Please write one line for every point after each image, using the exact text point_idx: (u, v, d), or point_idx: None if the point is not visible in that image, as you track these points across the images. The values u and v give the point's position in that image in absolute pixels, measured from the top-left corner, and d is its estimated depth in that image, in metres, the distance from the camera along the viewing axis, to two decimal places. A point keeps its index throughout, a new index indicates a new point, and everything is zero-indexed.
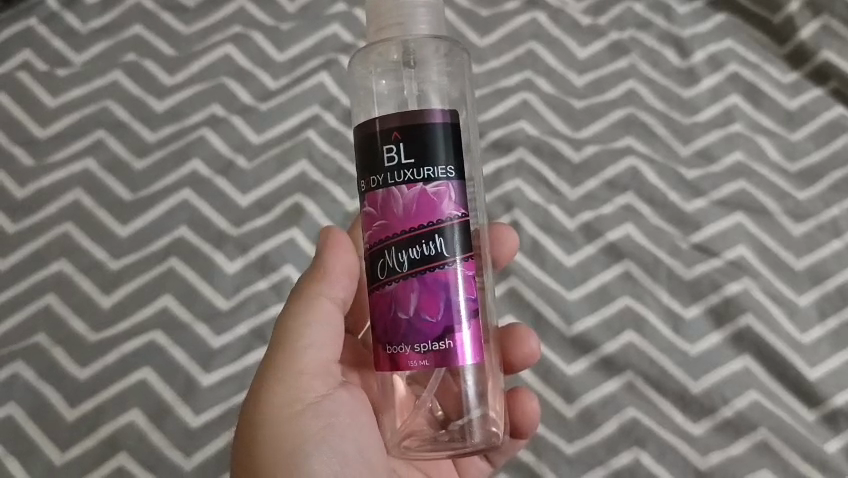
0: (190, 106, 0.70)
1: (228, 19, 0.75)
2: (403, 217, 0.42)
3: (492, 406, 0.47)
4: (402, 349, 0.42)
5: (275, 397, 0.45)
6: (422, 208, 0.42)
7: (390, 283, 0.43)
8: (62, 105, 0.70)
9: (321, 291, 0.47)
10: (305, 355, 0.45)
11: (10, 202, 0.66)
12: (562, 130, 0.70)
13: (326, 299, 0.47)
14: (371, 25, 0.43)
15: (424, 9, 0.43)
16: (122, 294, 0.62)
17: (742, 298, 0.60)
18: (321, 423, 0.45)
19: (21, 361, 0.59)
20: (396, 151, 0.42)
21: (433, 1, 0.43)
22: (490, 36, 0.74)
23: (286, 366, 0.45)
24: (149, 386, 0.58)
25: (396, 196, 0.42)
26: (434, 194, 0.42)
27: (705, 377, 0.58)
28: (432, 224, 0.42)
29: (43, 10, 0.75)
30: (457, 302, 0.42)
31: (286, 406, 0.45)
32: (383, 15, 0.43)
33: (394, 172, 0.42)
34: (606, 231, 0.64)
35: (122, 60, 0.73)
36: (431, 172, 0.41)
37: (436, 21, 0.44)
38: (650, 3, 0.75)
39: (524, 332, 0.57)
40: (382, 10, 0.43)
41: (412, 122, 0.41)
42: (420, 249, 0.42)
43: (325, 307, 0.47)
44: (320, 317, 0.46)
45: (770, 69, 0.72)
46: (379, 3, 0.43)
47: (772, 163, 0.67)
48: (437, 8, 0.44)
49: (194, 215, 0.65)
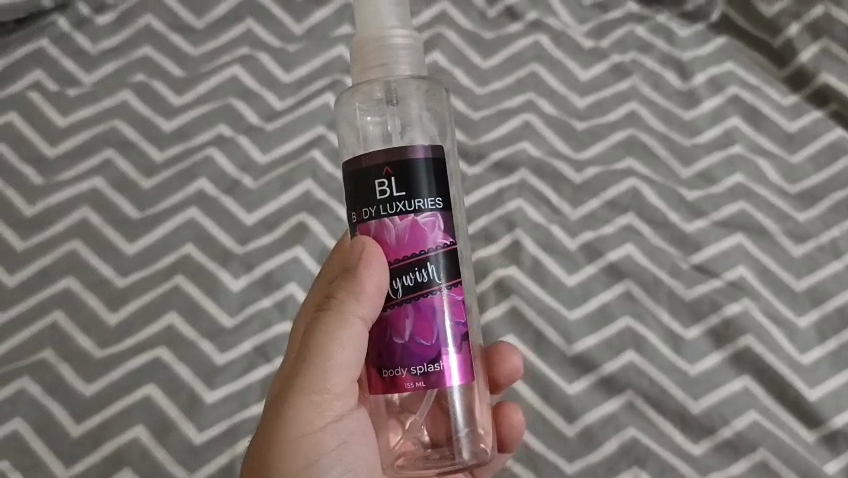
0: (197, 126, 0.71)
1: (236, 41, 0.76)
2: (396, 246, 0.42)
3: (479, 421, 0.46)
4: (398, 372, 0.43)
5: (295, 418, 0.44)
6: (414, 238, 0.42)
7: (385, 309, 0.43)
8: (71, 124, 0.72)
9: (352, 316, 0.43)
10: (329, 379, 0.45)
11: (19, 219, 0.67)
12: (564, 151, 0.71)
13: (359, 324, 0.44)
14: (355, 66, 0.44)
15: (406, 50, 0.43)
16: (128, 311, 0.63)
17: (742, 318, 0.61)
18: (337, 439, 0.46)
19: (26, 377, 0.59)
20: (387, 183, 0.42)
21: (414, 42, 0.44)
22: (493, 59, 0.75)
23: (308, 389, 0.45)
24: (154, 402, 0.59)
25: (390, 226, 0.42)
26: (424, 224, 0.42)
27: (704, 397, 0.58)
28: (423, 253, 0.43)
29: (54, 30, 0.77)
30: (449, 326, 0.43)
31: (305, 427, 0.45)
32: (366, 55, 0.43)
33: (386, 204, 0.42)
34: (607, 251, 0.64)
35: (131, 80, 0.74)
36: (422, 203, 0.42)
37: (418, 61, 0.44)
38: (651, 27, 0.77)
39: (507, 352, 0.57)
40: (364, 52, 0.43)
41: (402, 156, 0.42)
42: (414, 276, 0.43)
43: (357, 331, 0.44)
44: (352, 341, 0.44)
45: (770, 92, 0.73)
46: (361, 44, 0.43)
47: (772, 185, 0.68)
48: (418, 48, 0.44)
49: (200, 233, 0.66)
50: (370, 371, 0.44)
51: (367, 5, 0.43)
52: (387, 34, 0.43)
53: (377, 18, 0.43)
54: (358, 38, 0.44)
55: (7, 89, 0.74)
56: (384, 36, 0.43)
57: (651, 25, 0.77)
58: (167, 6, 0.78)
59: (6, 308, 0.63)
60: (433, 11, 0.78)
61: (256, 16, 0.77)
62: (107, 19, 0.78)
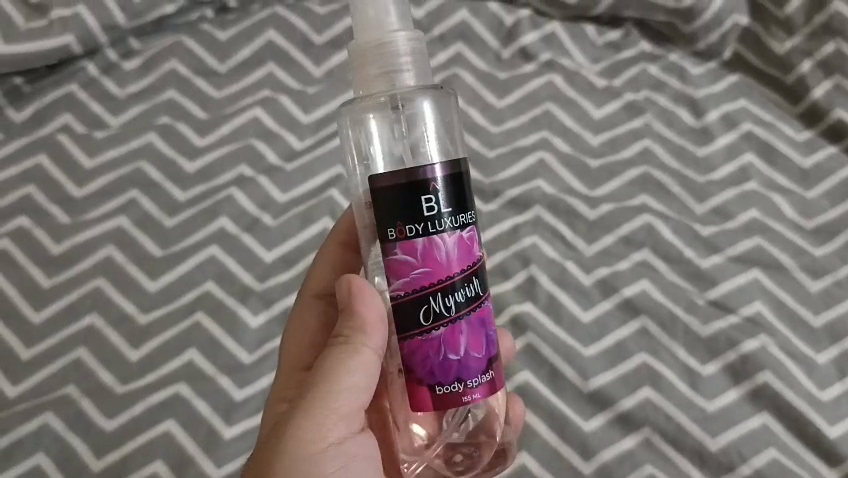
0: (220, 166, 0.73)
1: (257, 84, 0.79)
2: (446, 264, 0.43)
3: (493, 405, 0.49)
4: (455, 388, 0.44)
5: (300, 439, 0.44)
6: (461, 254, 0.44)
7: (439, 327, 0.44)
8: (98, 165, 0.74)
9: (359, 341, 0.46)
10: (338, 401, 0.45)
11: (46, 257, 0.68)
12: (579, 188, 0.71)
13: (367, 349, 0.46)
14: (358, 77, 0.44)
15: (410, 58, 0.43)
16: (150, 347, 0.64)
17: (760, 354, 0.60)
18: (338, 465, 0.46)
19: (50, 411, 0.60)
20: (434, 200, 0.42)
21: (417, 47, 0.44)
22: (508, 98, 0.77)
23: (315, 408, 0.45)
24: (173, 438, 0.60)
25: (439, 243, 0.43)
26: (468, 241, 0.44)
27: (723, 434, 0.58)
28: (469, 268, 0.44)
29: (84, 76, 0.80)
30: (492, 336, 0.46)
31: (310, 446, 0.45)
32: (370, 67, 0.43)
33: (434, 221, 0.42)
34: (623, 287, 0.65)
35: (156, 122, 0.76)
36: (464, 220, 0.44)
37: (422, 68, 0.44)
38: (663, 66, 0.78)
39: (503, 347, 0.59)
40: (366, 60, 0.43)
41: (447, 171, 0.43)
42: (464, 291, 0.44)
43: (365, 357, 0.46)
44: (361, 365, 0.46)
45: (784, 128, 0.73)
46: (362, 51, 0.43)
47: (788, 220, 0.68)
48: (421, 53, 0.44)
49: (221, 271, 0.67)
50: (418, 390, 0.44)
51: (365, 10, 0.44)
52: (390, 42, 0.43)
53: (377, 23, 0.44)
54: (358, 45, 0.44)
55: (36, 132, 0.76)
56: (386, 44, 0.43)
57: (663, 65, 0.78)
58: (191, 51, 0.80)
59: (32, 345, 0.64)
60: (449, 52, 0.80)
61: (277, 60, 0.80)
62: (134, 64, 0.80)
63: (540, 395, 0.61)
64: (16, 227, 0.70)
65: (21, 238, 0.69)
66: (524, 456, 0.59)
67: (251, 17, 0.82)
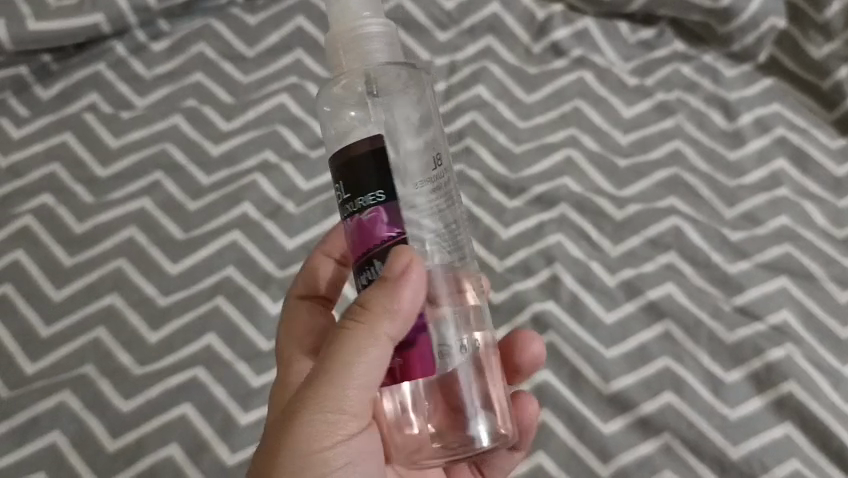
0: (245, 151, 0.73)
1: (285, 70, 0.78)
2: (353, 246, 0.42)
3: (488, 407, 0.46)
4: None
5: (311, 429, 0.41)
6: (363, 236, 0.41)
7: None
8: (123, 146, 0.74)
9: (376, 330, 0.40)
10: (346, 394, 0.41)
11: (68, 236, 0.68)
12: (606, 187, 0.70)
13: (383, 340, 0.40)
14: (330, 59, 0.43)
15: (377, 37, 0.42)
16: (169, 330, 0.64)
17: (785, 363, 0.59)
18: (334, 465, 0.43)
19: (68, 391, 0.60)
20: (340, 185, 0.42)
21: (388, 34, 0.43)
22: (536, 94, 0.76)
23: (330, 399, 0.41)
24: (189, 421, 0.59)
25: (347, 226, 0.42)
26: (368, 221, 0.41)
27: (744, 443, 0.57)
28: (371, 251, 0.41)
29: (112, 56, 0.79)
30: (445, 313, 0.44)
31: (316, 442, 0.42)
32: (339, 47, 0.42)
33: (340, 206, 0.42)
34: (648, 289, 0.64)
35: (181, 105, 0.76)
36: (364, 201, 0.41)
37: (392, 48, 0.42)
38: (697, 67, 0.77)
39: (530, 336, 0.57)
40: (338, 50, 0.42)
41: (344, 155, 0.41)
42: (367, 274, 0.42)
43: (381, 348, 0.40)
44: (374, 357, 0.40)
45: (818, 135, 0.72)
46: (334, 34, 0.42)
47: (818, 228, 0.66)
48: (393, 38, 0.43)
49: (243, 257, 0.67)
50: None
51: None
52: (360, 31, 0.42)
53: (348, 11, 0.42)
54: (331, 33, 0.43)
55: (63, 111, 0.76)
56: (357, 33, 0.42)
57: (696, 65, 0.77)
58: (220, 36, 0.80)
59: (51, 323, 0.64)
60: (479, 45, 0.79)
61: (305, 46, 0.79)
62: (162, 46, 0.80)
63: (559, 394, 0.60)
64: (39, 205, 0.70)
65: (44, 216, 0.69)
66: (540, 456, 0.58)
67: (281, 3, 0.81)
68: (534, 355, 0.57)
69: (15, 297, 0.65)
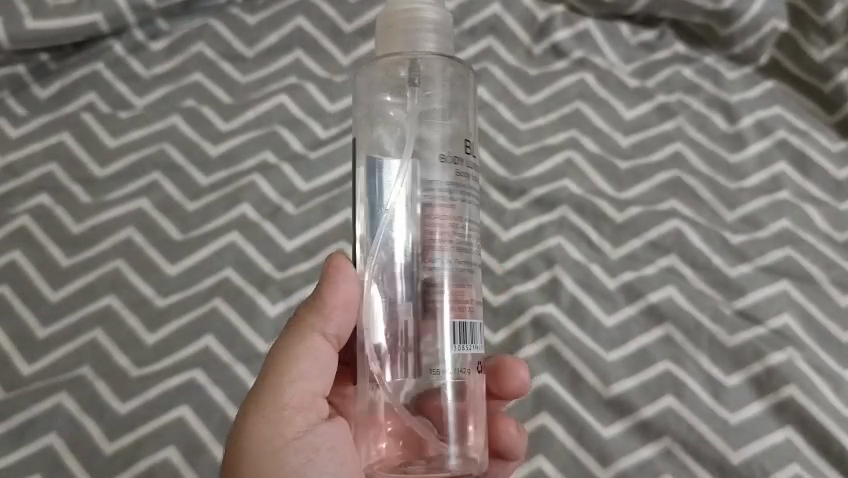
0: (244, 151, 0.73)
1: (284, 70, 0.78)
2: None
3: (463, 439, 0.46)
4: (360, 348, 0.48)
5: (261, 427, 0.45)
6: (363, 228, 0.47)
7: None
8: (121, 146, 0.73)
9: (310, 329, 0.47)
10: (289, 388, 0.46)
11: (66, 236, 0.68)
12: (607, 189, 0.70)
13: (316, 336, 0.47)
14: (382, 39, 0.46)
15: (433, 26, 0.45)
16: (167, 331, 0.63)
17: (786, 368, 0.59)
18: (296, 462, 0.45)
19: (65, 392, 0.60)
20: None
21: (443, 25, 0.45)
22: (537, 95, 0.76)
23: (274, 396, 0.45)
24: (187, 423, 0.59)
25: None
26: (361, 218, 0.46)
27: (745, 447, 0.57)
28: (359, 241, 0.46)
29: (110, 55, 0.79)
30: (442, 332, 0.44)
31: (264, 448, 0.45)
32: (393, 29, 0.45)
33: None
34: (648, 292, 0.63)
35: (180, 105, 0.76)
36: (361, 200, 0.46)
37: (445, 41, 0.45)
38: (698, 69, 0.77)
39: (516, 366, 0.57)
40: (393, 30, 0.45)
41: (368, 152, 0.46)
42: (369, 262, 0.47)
43: (315, 344, 0.47)
44: (309, 354, 0.46)
45: (819, 138, 0.72)
46: (391, 16, 0.45)
47: (819, 232, 0.66)
48: (446, 30, 0.46)
49: (242, 258, 0.67)
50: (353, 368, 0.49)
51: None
52: (418, 15, 0.45)
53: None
54: (387, 15, 0.45)
55: (61, 110, 0.76)
56: (414, 16, 0.45)
57: (698, 67, 0.77)
58: (219, 35, 0.80)
59: (48, 324, 0.64)
60: (479, 46, 0.79)
61: (305, 47, 0.79)
62: (161, 45, 0.80)
63: (559, 398, 0.60)
64: (36, 205, 0.69)
65: (41, 216, 0.69)
66: (540, 459, 0.58)
67: (281, 2, 0.81)
68: (517, 385, 0.57)
69: (12, 297, 0.65)
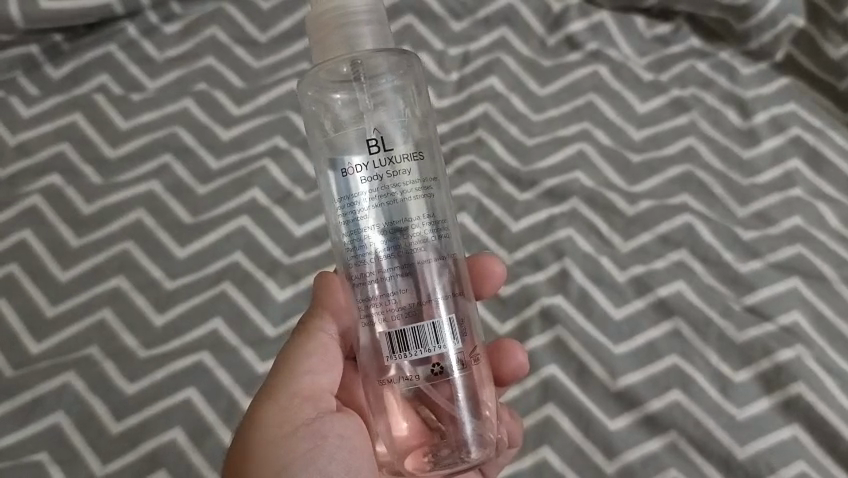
0: (255, 136, 0.73)
1: (296, 56, 0.78)
2: None
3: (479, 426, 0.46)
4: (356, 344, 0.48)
5: (273, 416, 0.47)
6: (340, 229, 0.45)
7: None
8: (132, 128, 0.73)
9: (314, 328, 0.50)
10: (299, 380, 0.48)
11: (76, 217, 0.68)
12: (618, 183, 0.70)
13: (323, 335, 0.50)
14: (317, 44, 0.44)
15: (368, 19, 0.43)
16: (175, 313, 0.63)
17: (795, 365, 0.59)
18: (307, 450, 0.46)
19: (72, 372, 0.60)
20: None
21: (375, 16, 0.44)
22: (550, 86, 0.75)
23: (285, 388, 0.47)
24: (193, 406, 0.59)
25: None
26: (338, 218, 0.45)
27: (752, 443, 0.56)
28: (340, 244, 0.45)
29: (123, 36, 0.79)
30: (429, 328, 0.43)
31: (277, 437, 0.46)
32: (329, 29, 0.43)
33: None
34: (658, 286, 0.63)
35: (193, 88, 0.76)
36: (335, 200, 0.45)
37: (382, 33, 0.44)
38: (713, 64, 0.76)
39: (512, 349, 0.57)
40: (328, 29, 0.43)
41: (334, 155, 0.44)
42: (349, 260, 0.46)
43: (321, 341, 0.49)
44: (317, 348, 0.49)
45: (833, 135, 0.71)
46: (323, 18, 0.43)
47: (831, 230, 0.66)
48: (380, 20, 0.44)
49: (251, 242, 0.67)
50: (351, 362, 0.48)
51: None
52: (349, 8, 0.43)
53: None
54: (318, 17, 0.44)
55: (73, 91, 0.76)
56: (347, 9, 0.43)
57: (713, 62, 0.76)
58: (232, 19, 0.80)
59: (56, 303, 0.64)
60: (493, 36, 0.79)
61: None
62: (174, 28, 0.80)
63: (566, 390, 0.60)
64: (47, 185, 0.69)
65: (52, 195, 0.69)
66: (545, 451, 0.58)
67: None
68: (517, 365, 0.57)
69: (21, 276, 0.65)
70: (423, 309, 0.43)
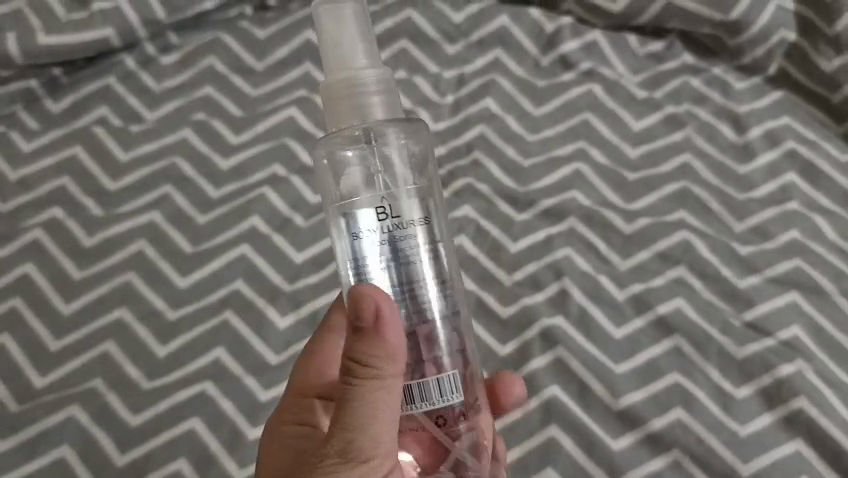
0: (254, 164, 0.73)
1: (294, 82, 0.79)
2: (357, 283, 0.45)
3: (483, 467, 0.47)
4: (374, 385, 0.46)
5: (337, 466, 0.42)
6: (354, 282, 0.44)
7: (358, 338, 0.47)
8: (132, 160, 0.74)
9: (393, 377, 0.41)
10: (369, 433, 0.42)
11: (77, 248, 0.69)
12: (615, 201, 0.70)
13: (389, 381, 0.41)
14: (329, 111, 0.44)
15: (378, 88, 0.44)
16: (177, 344, 0.64)
17: (796, 379, 0.59)
18: None
19: (76, 404, 0.60)
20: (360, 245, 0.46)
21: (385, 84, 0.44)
22: (545, 106, 0.76)
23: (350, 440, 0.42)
24: (197, 436, 0.59)
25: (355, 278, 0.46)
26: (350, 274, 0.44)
27: (755, 460, 0.56)
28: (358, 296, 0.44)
29: (121, 68, 0.80)
30: (439, 381, 0.43)
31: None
32: (341, 97, 0.43)
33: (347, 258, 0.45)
34: (657, 304, 0.63)
35: (191, 118, 0.76)
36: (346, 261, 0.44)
37: (391, 101, 0.44)
38: (706, 79, 0.77)
39: (518, 379, 0.59)
40: (340, 96, 0.43)
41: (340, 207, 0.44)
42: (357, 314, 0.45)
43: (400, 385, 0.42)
44: (392, 394, 0.41)
45: (828, 148, 0.71)
46: (337, 86, 0.44)
47: (829, 242, 0.66)
48: (391, 88, 0.44)
49: (251, 270, 0.67)
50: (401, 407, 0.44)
51: (337, 51, 0.44)
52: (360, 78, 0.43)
53: (346, 58, 0.44)
54: (331, 86, 0.44)
55: (73, 124, 0.77)
56: (358, 80, 0.43)
57: (706, 78, 0.77)
58: (229, 48, 0.81)
59: (60, 336, 0.64)
60: (487, 57, 0.80)
61: (314, 59, 0.80)
62: (171, 59, 0.81)
63: (568, 412, 0.60)
64: (48, 219, 0.70)
65: (53, 228, 0.69)
66: (549, 472, 0.58)
67: (291, 16, 0.82)
68: (516, 397, 0.59)
69: (24, 309, 0.66)
70: (427, 365, 0.43)
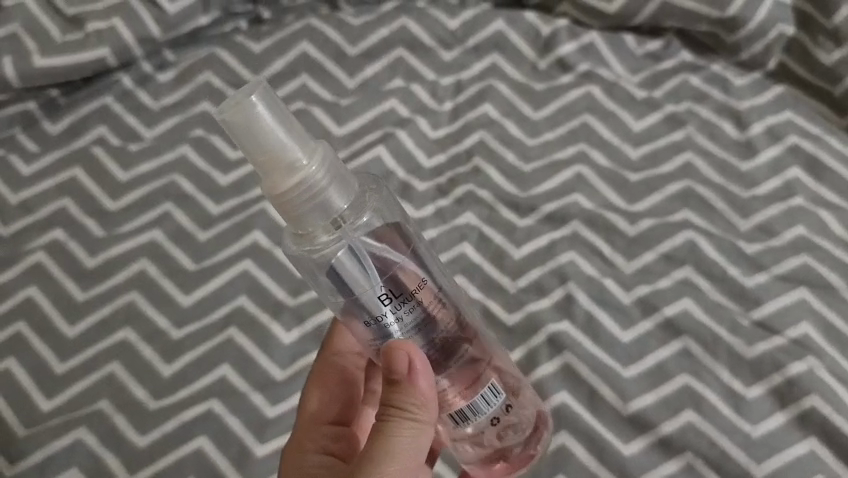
0: (254, 179, 0.73)
1: (292, 95, 0.79)
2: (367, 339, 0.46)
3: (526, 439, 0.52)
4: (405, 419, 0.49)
5: None
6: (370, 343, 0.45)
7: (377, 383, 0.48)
8: (132, 179, 0.74)
9: (425, 417, 0.44)
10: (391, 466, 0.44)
11: (79, 270, 0.68)
12: (618, 203, 0.70)
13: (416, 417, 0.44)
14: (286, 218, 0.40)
15: (330, 179, 0.40)
16: (182, 363, 0.63)
17: (807, 378, 0.58)
18: None
19: (83, 427, 0.60)
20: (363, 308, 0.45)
21: (331, 168, 0.40)
22: (544, 110, 0.76)
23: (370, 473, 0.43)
24: (205, 455, 0.59)
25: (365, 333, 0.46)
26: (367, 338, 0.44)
27: (769, 461, 0.56)
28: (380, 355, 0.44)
29: (118, 88, 0.80)
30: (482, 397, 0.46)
31: None
32: (298, 208, 0.40)
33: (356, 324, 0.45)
34: (664, 306, 0.63)
35: (189, 134, 0.76)
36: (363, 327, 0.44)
37: (343, 180, 0.41)
38: (705, 77, 0.76)
39: None
40: (297, 208, 0.40)
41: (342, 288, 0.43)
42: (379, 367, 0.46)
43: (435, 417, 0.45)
44: (417, 431, 0.44)
45: (832, 141, 0.71)
46: (286, 197, 0.39)
47: (836, 237, 0.65)
48: (337, 168, 0.41)
49: (254, 285, 0.67)
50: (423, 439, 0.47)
51: (261, 148, 0.39)
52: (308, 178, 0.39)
53: (285, 159, 0.39)
54: (278, 196, 0.40)
55: (72, 144, 0.77)
56: (309, 183, 0.39)
57: (705, 75, 0.77)
58: (226, 64, 0.81)
59: (65, 358, 0.64)
60: (484, 63, 0.79)
61: (310, 71, 0.80)
62: (168, 77, 0.81)
63: (578, 417, 0.59)
64: (50, 241, 0.70)
65: (55, 251, 0.69)
66: None
67: (284, 29, 0.83)
68: None
69: (29, 333, 0.65)
70: (469, 385, 0.46)
